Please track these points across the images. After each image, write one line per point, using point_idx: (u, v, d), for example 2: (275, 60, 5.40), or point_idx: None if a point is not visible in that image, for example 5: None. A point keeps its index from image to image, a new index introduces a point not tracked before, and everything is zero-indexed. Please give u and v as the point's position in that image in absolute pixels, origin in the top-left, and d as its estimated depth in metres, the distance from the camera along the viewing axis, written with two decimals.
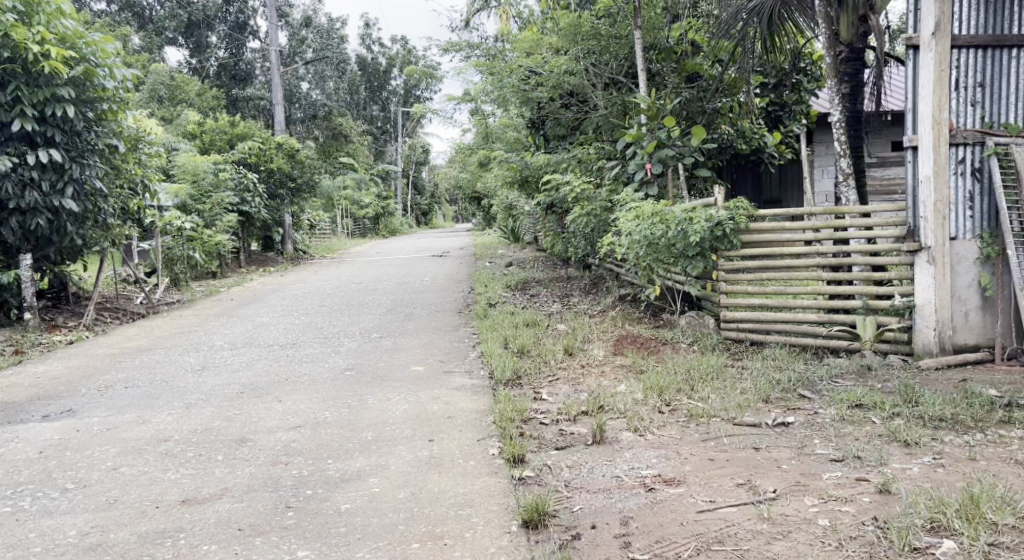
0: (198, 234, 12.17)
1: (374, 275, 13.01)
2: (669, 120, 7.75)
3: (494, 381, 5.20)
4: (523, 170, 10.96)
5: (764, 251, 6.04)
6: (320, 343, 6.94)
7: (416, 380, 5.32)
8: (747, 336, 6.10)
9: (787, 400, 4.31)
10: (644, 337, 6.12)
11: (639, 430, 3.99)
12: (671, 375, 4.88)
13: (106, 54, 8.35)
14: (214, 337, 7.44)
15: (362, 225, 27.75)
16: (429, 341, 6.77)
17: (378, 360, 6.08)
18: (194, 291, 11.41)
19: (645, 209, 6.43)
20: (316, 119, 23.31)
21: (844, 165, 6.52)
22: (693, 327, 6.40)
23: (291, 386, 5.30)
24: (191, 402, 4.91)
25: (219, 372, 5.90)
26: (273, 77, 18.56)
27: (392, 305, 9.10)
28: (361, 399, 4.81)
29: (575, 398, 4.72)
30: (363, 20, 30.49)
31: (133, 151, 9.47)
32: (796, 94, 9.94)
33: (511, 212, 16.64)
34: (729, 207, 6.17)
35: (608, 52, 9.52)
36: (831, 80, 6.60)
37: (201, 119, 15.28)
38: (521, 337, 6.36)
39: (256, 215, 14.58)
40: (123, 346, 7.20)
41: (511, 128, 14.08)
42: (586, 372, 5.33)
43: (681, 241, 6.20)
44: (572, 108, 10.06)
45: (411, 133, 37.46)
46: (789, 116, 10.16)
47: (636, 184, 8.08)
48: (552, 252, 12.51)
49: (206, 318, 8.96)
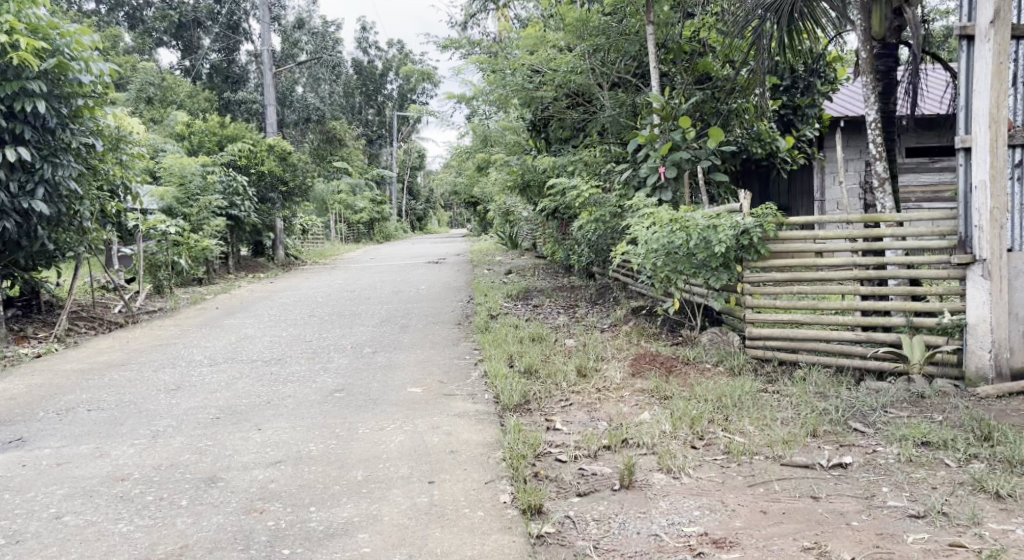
0: (185, 239, 11.58)
1: (369, 283, 12.43)
2: (684, 121, 7.24)
3: (501, 406, 4.68)
4: (524, 174, 10.35)
5: (795, 262, 5.55)
6: (308, 359, 6.38)
7: (412, 405, 4.78)
8: (775, 354, 5.59)
9: (838, 435, 3.80)
10: (663, 356, 5.58)
11: (672, 471, 3.48)
12: (700, 403, 4.35)
13: (82, 47, 7.78)
14: (194, 351, 6.88)
15: (356, 230, 27.12)
16: (427, 357, 6.23)
17: (372, 380, 5.53)
18: (178, 299, 10.82)
19: (663, 217, 5.90)
20: (309, 122, 22.75)
21: (880, 169, 5.97)
22: (716, 343, 5.86)
23: (273, 411, 4.76)
24: (159, 430, 4.35)
25: (195, 393, 5.34)
26: (265, 78, 17.99)
27: (386, 316, 8.53)
28: (353, 427, 4.29)
29: (594, 428, 4.19)
30: (359, 23, 29.94)
31: (113, 150, 8.86)
32: (810, 97, 9.45)
33: (509, 217, 16.10)
34: (757, 215, 5.64)
35: (619, 49, 8.88)
36: (866, 77, 6.03)
37: (189, 120, 14.73)
38: (527, 354, 5.82)
39: (245, 220, 13.98)
40: (93, 360, 6.62)
41: (511, 131, 13.57)
42: (602, 397, 4.78)
43: (704, 251, 5.71)
44: (578, 109, 9.53)
45: (406, 137, 36.88)
46: (802, 120, 9.55)
47: (649, 188, 7.60)
48: (554, 259, 11.97)
49: (187, 329, 8.38)
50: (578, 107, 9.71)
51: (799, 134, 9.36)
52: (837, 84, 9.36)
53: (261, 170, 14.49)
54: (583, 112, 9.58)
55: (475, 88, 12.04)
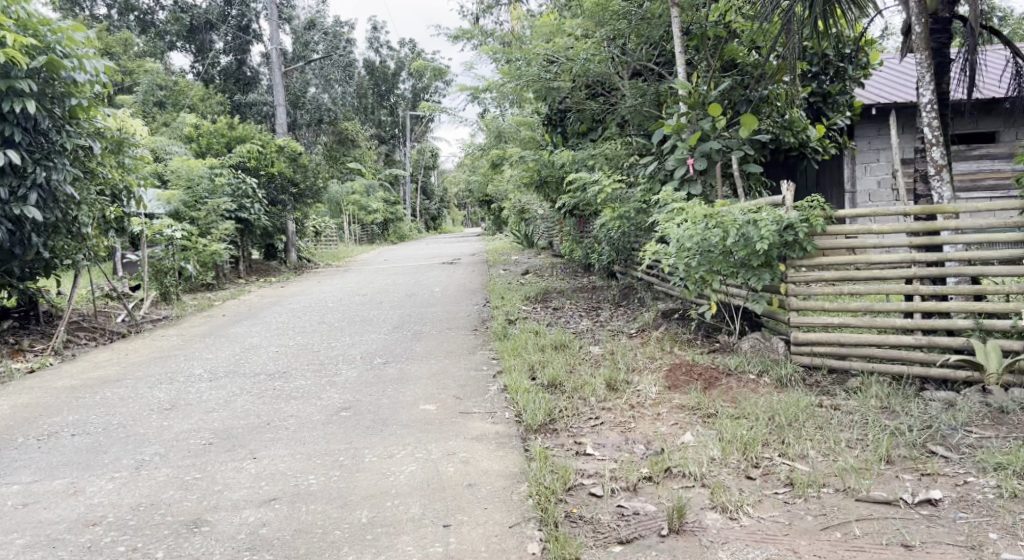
0: (192, 244, 11.17)
1: (382, 286, 11.97)
2: (714, 108, 6.71)
3: (523, 428, 4.19)
4: (540, 170, 9.77)
5: (846, 259, 5.06)
6: (314, 372, 5.90)
7: (425, 425, 4.32)
8: (824, 361, 5.09)
9: (918, 461, 3.45)
10: (702, 366, 5.04)
11: (728, 510, 3.20)
12: (750, 422, 3.87)
13: (74, 43, 7.33)
14: (195, 365, 6.41)
15: (370, 231, 26.67)
16: (442, 369, 5.74)
17: (382, 396, 5.06)
18: (184, 306, 10.35)
19: (696, 213, 5.42)
20: (321, 123, 22.34)
21: (936, 155, 5.42)
22: (758, 350, 5.34)
23: (272, 434, 4.31)
24: (143, 460, 3.87)
25: (189, 413, 4.89)
26: (275, 78, 17.55)
27: (399, 322, 8.04)
28: (360, 454, 3.83)
29: (631, 454, 3.71)
30: (370, 23, 29.49)
31: (114, 154, 8.43)
32: (841, 83, 8.87)
33: (525, 215, 15.70)
34: (802, 208, 5.18)
35: (639, 34, 8.32)
36: (920, 53, 5.46)
37: (198, 122, 14.32)
38: (551, 365, 5.33)
39: (255, 223, 13.53)
40: (85, 376, 6.16)
41: (527, 127, 13.10)
42: (636, 415, 4.28)
43: (743, 249, 5.22)
44: (599, 100, 9.00)
45: (419, 137, 36.47)
46: (832, 108, 8.95)
47: (676, 181, 7.07)
48: (573, 258, 11.46)
49: (191, 339, 7.90)
50: (599, 98, 9.14)
51: (830, 122, 8.74)
52: (870, 69, 8.77)
53: (270, 172, 14.04)
54: (604, 103, 9.01)
55: (489, 82, 11.53)
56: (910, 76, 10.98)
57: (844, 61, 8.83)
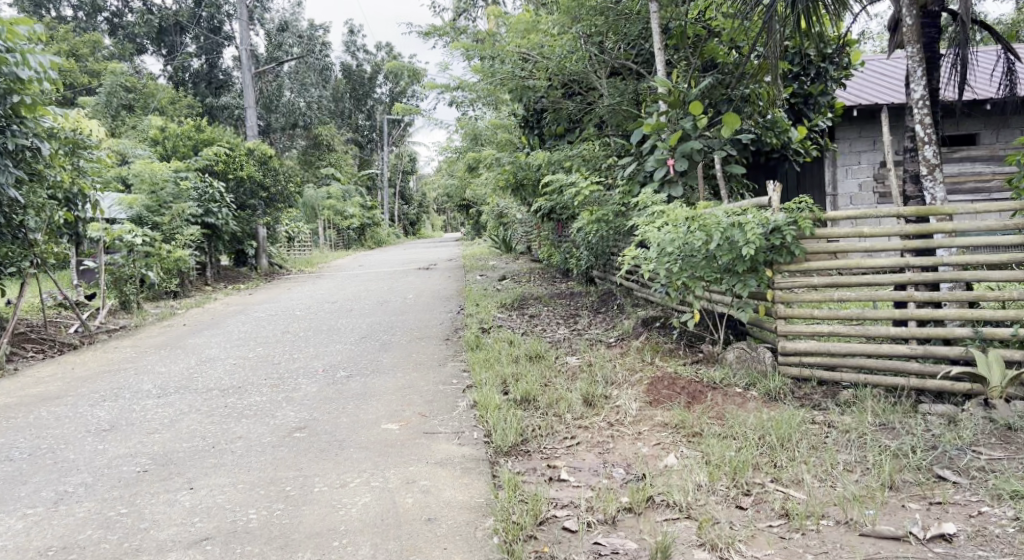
0: (156, 250, 10.68)
1: (354, 293, 11.55)
2: (695, 107, 6.41)
3: (492, 450, 3.85)
4: (516, 173, 9.42)
5: (836, 264, 4.77)
6: (271, 388, 5.49)
7: (386, 447, 3.96)
8: (814, 373, 4.77)
9: (925, 488, 3.21)
10: (686, 379, 4.69)
11: (718, 548, 2.94)
12: (739, 442, 3.56)
13: (18, 37, 6.86)
14: (144, 379, 5.99)
15: (347, 236, 26.22)
16: (408, 383, 5.36)
17: (341, 414, 4.67)
18: (145, 314, 9.88)
19: (679, 216, 5.13)
20: (296, 128, 21.85)
21: (929, 154, 5.12)
22: (744, 362, 4.98)
23: (215, 459, 3.91)
24: (64, 495, 3.54)
25: (129, 434, 4.48)
26: (246, 80, 17.05)
27: (367, 332, 7.64)
28: (309, 483, 3.49)
29: (611, 481, 3.42)
30: (347, 27, 29.03)
31: (67, 156, 7.94)
32: (823, 85, 8.54)
33: (504, 220, 15.41)
34: (789, 210, 4.88)
35: (617, 31, 8.01)
36: (912, 46, 5.14)
37: (164, 124, 13.81)
38: (525, 379, 4.97)
39: (222, 228, 13.05)
40: (24, 393, 5.72)
41: (504, 129, 12.76)
42: (615, 434, 3.94)
43: (728, 254, 4.92)
44: (576, 99, 8.66)
45: (396, 141, 36.03)
46: (812, 110, 8.65)
47: (657, 183, 6.76)
48: (551, 262, 11.13)
49: (146, 350, 7.45)
50: (576, 97, 8.82)
51: (810, 124, 8.43)
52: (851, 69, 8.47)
53: (239, 175, 13.56)
54: (582, 102, 8.68)
55: (464, 83, 11.17)
56: (891, 78, 10.83)
57: (825, 61, 8.55)
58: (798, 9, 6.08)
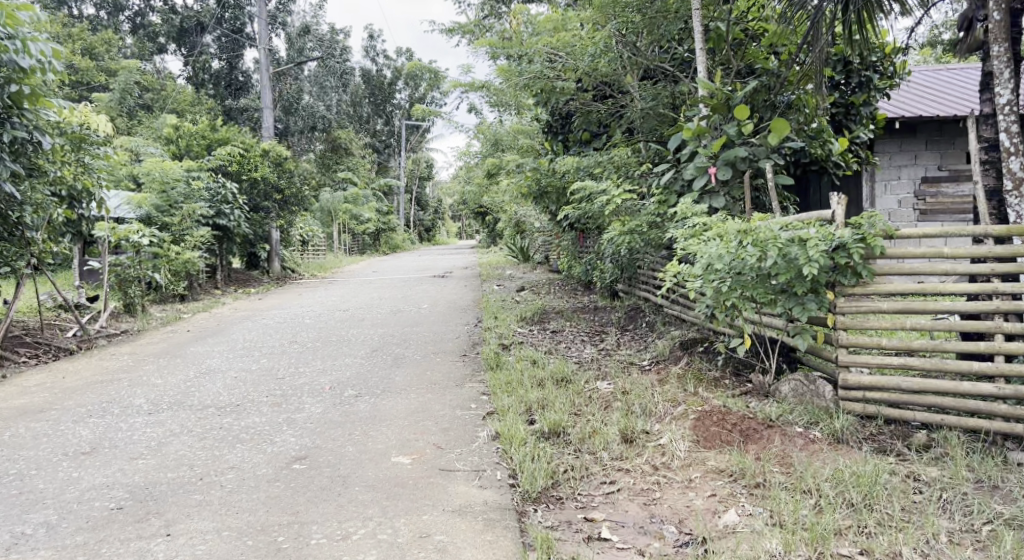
0: (163, 251, 10.19)
1: (366, 300, 11.03)
2: (740, 111, 5.86)
3: (519, 496, 3.37)
4: (539, 180, 8.86)
5: (910, 288, 4.21)
6: (272, 407, 4.98)
7: (398, 486, 3.48)
8: (879, 410, 4.21)
9: None
10: (735, 414, 4.14)
11: None
12: (809, 502, 3.17)
13: (19, 22, 6.28)
14: (136, 392, 5.50)
15: (361, 240, 25.69)
16: (421, 406, 4.83)
17: (346, 442, 4.16)
18: (150, 319, 9.37)
19: (729, 230, 4.58)
20: (313, 131, 21.38)
21: (1016, 165, 4.55)
22: (799, 394, 4.45)
23: (201, 495, 3.46)
24: (17, 541, 3.17)
25: (109, 460, 3.98)
26: (264, 81, 16.56)
27: (379, 345, 7.11)
28: (306, 532, 3.16)
29: (670, 544, 3.06)
30: (366, 31, 28.67)
31: (72, 151, 7.40)
32: (866, 94, 7.55)
33: (523, 228, 14.90)
34: (856, 224, 4.33)
35: (653, 29, 7.44)
36: (999, 45, 4.59)
37: (178, 122, 13.38)
38: (553, 408, 4.44)
39: (234, 231, 12.55)
40: (5, 404, 5.24)
41: (528, 136, 12.23)
42: (661, 481, 3.45)
43: (784, 273, 4.37)
44: (608, 103, 8.08)
45: (413, 147, 35.55)
46: (854, 121, 7.68)
47: (696, 194, 6.19)
48: (573, 274, 10.57)
49: (144, 358, 6.96)
50: (608, 101, 8.25)
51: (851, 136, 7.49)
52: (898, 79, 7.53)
53: (253, 177, 13.05)
54: (613, 106, 8.12)
55: (486, 86, 10.67)
56: (937, 90, 10.27)
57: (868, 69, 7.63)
58: (856, 11, 5.56)
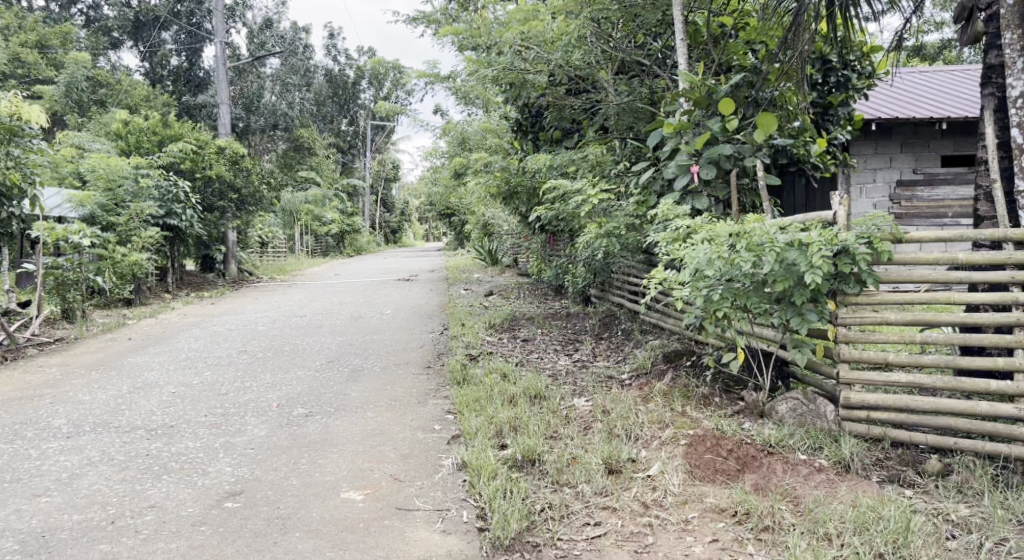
0: (108, 253, 9.50)
1: (325, 305, 10.44)
2: (726, 105, 5.41)
3: (490, 544, 3.05)
4: (508, 178, 8.38)
5: (920, 296, 3.78)
6: (210, 429, 4.43)
7: (347, 533, 3.09)
8: (885, 432, 3.77)
9: None
10: (729, 438, 3.71)
11: None
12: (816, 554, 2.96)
13: None
14: (58, 411, 4.91)
15: (324, 242, 24.90)
16: (379, 428, 4.32)
17: (291, 473, 3.64)
18: (92, 325, 8.67)
19: (720, 232, 4.12)
20: (275, 129, 20.63)
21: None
22: (799, 415, 3.99)
23: (108, 546, 3.06)
24: None
25: (6, 499, 3.41)
26: (220, 76, 15.76)
27: (335, 355, 6.58)
28: None
29: None
30: (329, 29, 27.88)
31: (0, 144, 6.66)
32: (843, 93, 6.91)
33: (492, 229, 14.41)
34: (860, 227, 3.90)
35: (630, 20, 6.97)
36: (1012, 32, 4.18)
37: (128, 117, 12.62)
38: (526, 430, 3.99)
39: (186, 232, 11.77)
40: None
41: (497, 135, 11.71)
42: (653, 523, 3.17)
43: (781, 280, 3.93)
44: (582, 98, 7.60)
45: (378, 147, 34.73)
46: (830, 121, 7.02)
47: (677, 194, 5.74)
48: (543, 278, 10.09)
49: (75, 370, 6.32)
50: (581, 95, 7.75)
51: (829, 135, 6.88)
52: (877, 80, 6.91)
53: (208, 176, 12.34)
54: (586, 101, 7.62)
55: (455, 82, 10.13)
56: (914, 92, 10.02)
57: (846, 67, 6.91)
58: (839, 5, 5.07)
